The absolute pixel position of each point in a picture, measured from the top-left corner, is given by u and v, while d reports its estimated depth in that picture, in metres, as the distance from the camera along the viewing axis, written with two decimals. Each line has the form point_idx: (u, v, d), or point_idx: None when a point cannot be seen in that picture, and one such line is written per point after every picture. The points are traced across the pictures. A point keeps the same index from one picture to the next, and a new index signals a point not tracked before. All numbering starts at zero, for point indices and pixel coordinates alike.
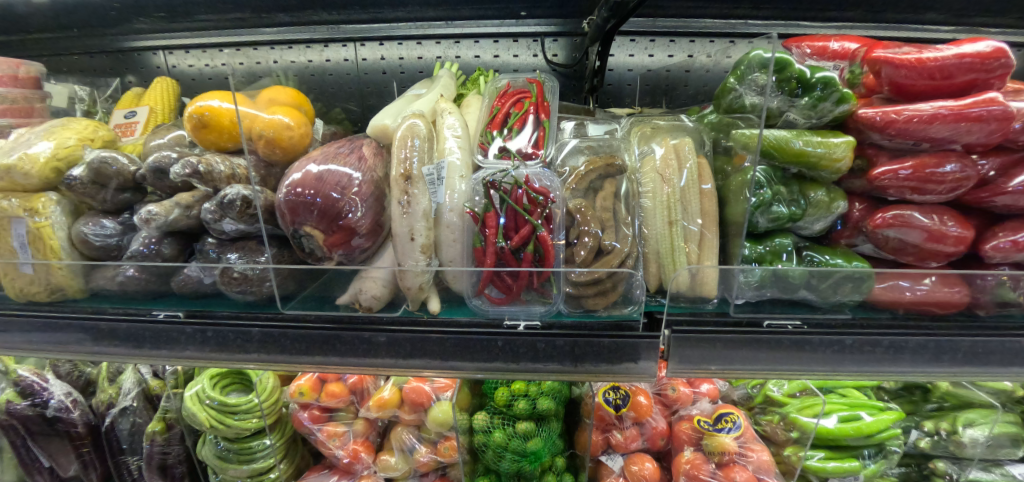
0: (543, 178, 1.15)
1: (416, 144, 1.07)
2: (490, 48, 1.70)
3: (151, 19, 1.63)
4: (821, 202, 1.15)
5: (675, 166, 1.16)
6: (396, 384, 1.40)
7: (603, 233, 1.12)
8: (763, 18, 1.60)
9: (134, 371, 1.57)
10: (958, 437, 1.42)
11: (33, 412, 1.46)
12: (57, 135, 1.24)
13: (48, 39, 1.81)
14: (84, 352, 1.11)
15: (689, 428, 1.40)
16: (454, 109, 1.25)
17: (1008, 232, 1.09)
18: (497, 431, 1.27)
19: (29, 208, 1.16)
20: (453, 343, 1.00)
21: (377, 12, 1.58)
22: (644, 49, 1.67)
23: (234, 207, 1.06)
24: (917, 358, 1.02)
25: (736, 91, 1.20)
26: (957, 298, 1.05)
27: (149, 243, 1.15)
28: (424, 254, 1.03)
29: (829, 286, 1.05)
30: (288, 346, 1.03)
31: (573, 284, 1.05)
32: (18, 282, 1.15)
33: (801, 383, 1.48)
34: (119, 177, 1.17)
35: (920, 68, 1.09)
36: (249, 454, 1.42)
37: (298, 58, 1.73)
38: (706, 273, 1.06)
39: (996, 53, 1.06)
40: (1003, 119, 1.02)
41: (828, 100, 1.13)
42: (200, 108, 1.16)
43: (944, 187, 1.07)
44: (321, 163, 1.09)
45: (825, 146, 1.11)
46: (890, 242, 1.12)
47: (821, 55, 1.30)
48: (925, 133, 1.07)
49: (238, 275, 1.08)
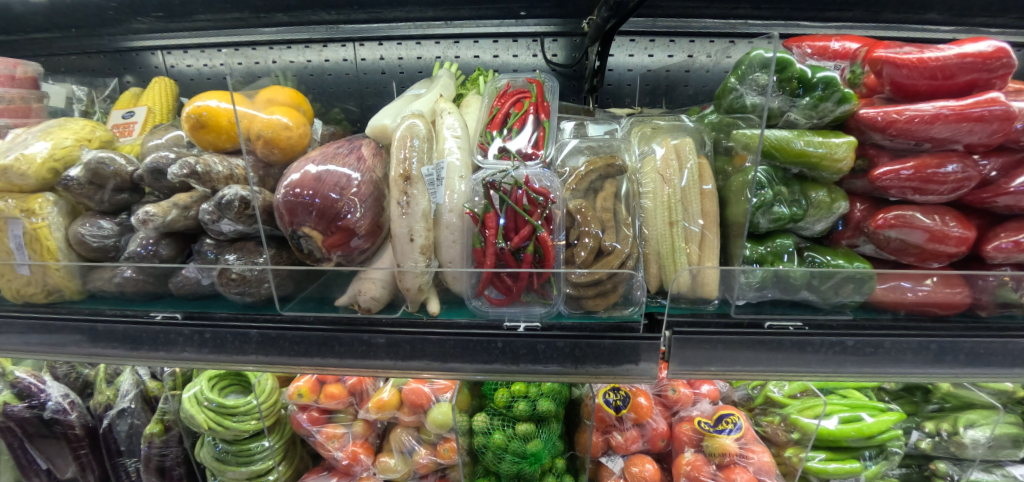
0: (544, 178, 1.14)
1: (415, 145, 1.07)
2: (489, 48, 1.69)
3: (149, 19, 1.63)
4: (822, 202, 1.14)
5: (676, 167, 1.15)
6: (395, 385, 1.39)
7: (604, 234, 1.11)
8: (763, 18, 1.60)
9: (131, 373, 1.56)
10: (959, 438, 1.42)
11: (30, 414, 1.46)
12: (54, 136, 1.23)
13: (46, 39, 1.80)
14: (80, 354, 1.10)
15: (689, 430, 1.39)
16: (454, 109, 1.24)
17: (1010, 233, 1.08)
18: (497, 432, 1.27)
19: (26, 209, 1.15)
20: (453, 344, 0.99)
21: (376, 12, 1.58)
22: (644, 49, 1.67)
23: (232, 208, 1.06)
24: (919, 359, 1.01)
25: (737, 91, 1.19)
26: (959, 298, 1.05)
27: (146, 244, 1.14)
28: (423, 254, 1.03)
29: (830, 287, 1.04)
30: (287, 347, 1.03)
31: (573, 286, 1.04)
32: (14, 284, 1.14)
33: (801, 384, 1.48)
34: (116, 177, 1.16)
35: (922, 68, 1.08)
36: (248, 456, 1.41)
37: (297, 58, 1.73)
38: (707, 274, 1.05)
39: (997, 52, 1.05)
40: (1004, 119, 1.02)
41: (829, 100, 1.12)
42: (198, 108, 1.15)
43: (945, 188, 1.07)
44: (320, 164, 1.08)
45: (826, 147, 1.11)
46: (892, 243, 1.12)
47: (822, 55, 1.30)
48: (926, 133, 1.07)
49: (236, 276, 1.08)
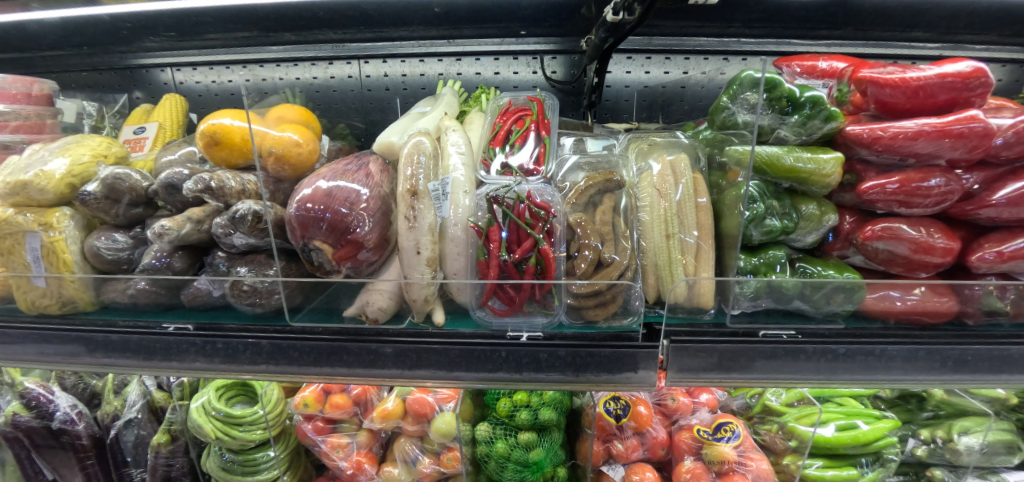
0: (545, 193, 1.19)
1: (422, 161, 1.11)
2: (490, 65, 1.75)
3: (161, 38, 1.69)
4: (812, 216, 1.19)
5: (672, 181, 1.20)
6: (399, 395, 1.42)
7: (603, 246, 1.15)
8: (756, 36, 1.65)
9: (139, 383, 1.59)
10: (954, 445, 1.44)
11: (39, 424, 1.48)
12: (72, 152, 1.27)
13: (58, 57, 1.84)
14: (93, 363, 1.13)
15: (689, 438, 1.42)
16: (459, 127, 1.29)
17: (994, 244, 1.12)
18: (499, 441, 1.30)
19: (44, 223, 1.19)
20: (457, 353, 1.03)
21: (381, 31, 1.64)
22: (640, 66, 1.73)
23: (245, 222, 1.10)
24: (910, 366, 1.05)
25: (729, 110, 1.26)
26: (946, 307, 1.09)
27: (160, 257, 1.18)
28: (429, 267, 1.06)
29: (822, 296, 1.08)
30: (296, 357, 1.06)
31: (574, 296, 1.08)
32: (31, 295, 1.18)
33: (799, 392, 1.51)
34: (131, 192, 1.20)
35: (905, 87, 1.13)
36: (253, 465, 1.43)
37: (303, 75, 1.79)
38: (703, 285, 1.09)
39: (976, 72, 1.10)
40: (984, 135, 1.06)
41: (817, 118, 1.16)
42: (213, 126, 1.19)
43: (929, 201, 1.11)
44: (330, 179, 1.12)
45: (815, 163, 1.15)
46: (880, 254, 1.16)
47: (810, 74, 1.34)
48: (910, 149, 1.10)
49: (248, 287, 1.11)
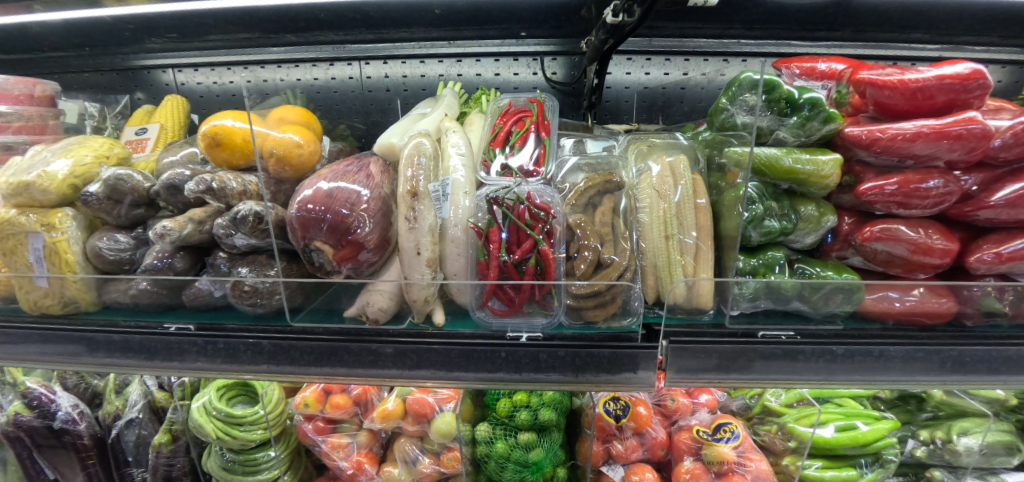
0: (544, 195, 1.20)
1: (422, 162, 1.12)
2: (490, 66, 1.75)
3: (163, 39, 1.70)
4: (811, 217, 1.19)
5: (671, 182, 1.21)
6: (400, 395, 1.42)
7: (603, 247, 1.15)
8: (756, 38, 1.65)
9: (140, 383, 1.60)
10: (953, 445, 1.44)
11: (40, 424, 1.48)
12: (74, 153, 1.28)
13: (60, 58, 1.85)
14: (94, 363, 1.14)
15: (688, 438, 1.42)
16: (459, 128, 1.30)
17: (992, 245, 1.13)
18: (499, 442, 1.30)
19: (46, 223, 1.20)
20: (457, 353, 1.03)
21: (382, 32, 1.64)
22: (640, 67, 1.73)
23: (246, 222, 1.10)
24: (909, 366, 1.05)
25: (728, 111, 1.26)
26: (945, 308, 1.09)
27: (161, 257, 1.18)
28: (429, 267, 1.07)
29: (820, 297, 1.08)
30: (297, 357, 1.06)
31: (573, 297, 1.08)
32: (32, 295, 1.18)
33: (798, 393, 1.51)
34: (133, 193, 1.21)
35: (903, 89, 1.13)
36: (254, 465, 1.44)
37: (304, 76, 1.79)
38: (702, 285, 1.10)
39: (974, 74, 1.11)
40: (981, 137, 1.06)
41: (815, 119, 1.17)
42: (214, 127, 1.20)
43: (928, 202, 1.11)
44: (331, 181, 1.13)
45: (814, 164, 1.15)
46: (879, 255, 1.16)
47: (810, 76, 1.34)
48: (908, 151, 1.11)
49: (248, 288, 1.12)
